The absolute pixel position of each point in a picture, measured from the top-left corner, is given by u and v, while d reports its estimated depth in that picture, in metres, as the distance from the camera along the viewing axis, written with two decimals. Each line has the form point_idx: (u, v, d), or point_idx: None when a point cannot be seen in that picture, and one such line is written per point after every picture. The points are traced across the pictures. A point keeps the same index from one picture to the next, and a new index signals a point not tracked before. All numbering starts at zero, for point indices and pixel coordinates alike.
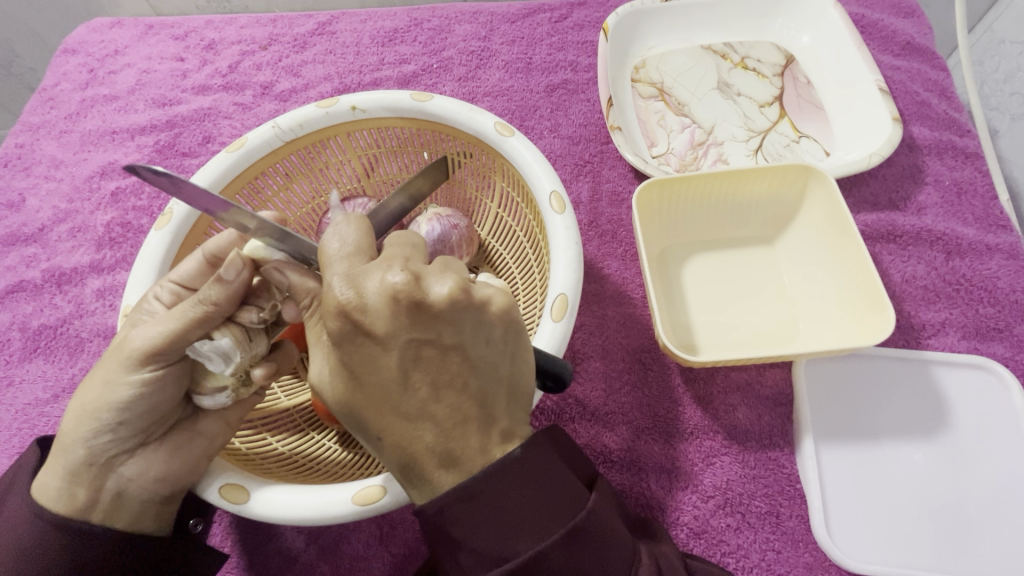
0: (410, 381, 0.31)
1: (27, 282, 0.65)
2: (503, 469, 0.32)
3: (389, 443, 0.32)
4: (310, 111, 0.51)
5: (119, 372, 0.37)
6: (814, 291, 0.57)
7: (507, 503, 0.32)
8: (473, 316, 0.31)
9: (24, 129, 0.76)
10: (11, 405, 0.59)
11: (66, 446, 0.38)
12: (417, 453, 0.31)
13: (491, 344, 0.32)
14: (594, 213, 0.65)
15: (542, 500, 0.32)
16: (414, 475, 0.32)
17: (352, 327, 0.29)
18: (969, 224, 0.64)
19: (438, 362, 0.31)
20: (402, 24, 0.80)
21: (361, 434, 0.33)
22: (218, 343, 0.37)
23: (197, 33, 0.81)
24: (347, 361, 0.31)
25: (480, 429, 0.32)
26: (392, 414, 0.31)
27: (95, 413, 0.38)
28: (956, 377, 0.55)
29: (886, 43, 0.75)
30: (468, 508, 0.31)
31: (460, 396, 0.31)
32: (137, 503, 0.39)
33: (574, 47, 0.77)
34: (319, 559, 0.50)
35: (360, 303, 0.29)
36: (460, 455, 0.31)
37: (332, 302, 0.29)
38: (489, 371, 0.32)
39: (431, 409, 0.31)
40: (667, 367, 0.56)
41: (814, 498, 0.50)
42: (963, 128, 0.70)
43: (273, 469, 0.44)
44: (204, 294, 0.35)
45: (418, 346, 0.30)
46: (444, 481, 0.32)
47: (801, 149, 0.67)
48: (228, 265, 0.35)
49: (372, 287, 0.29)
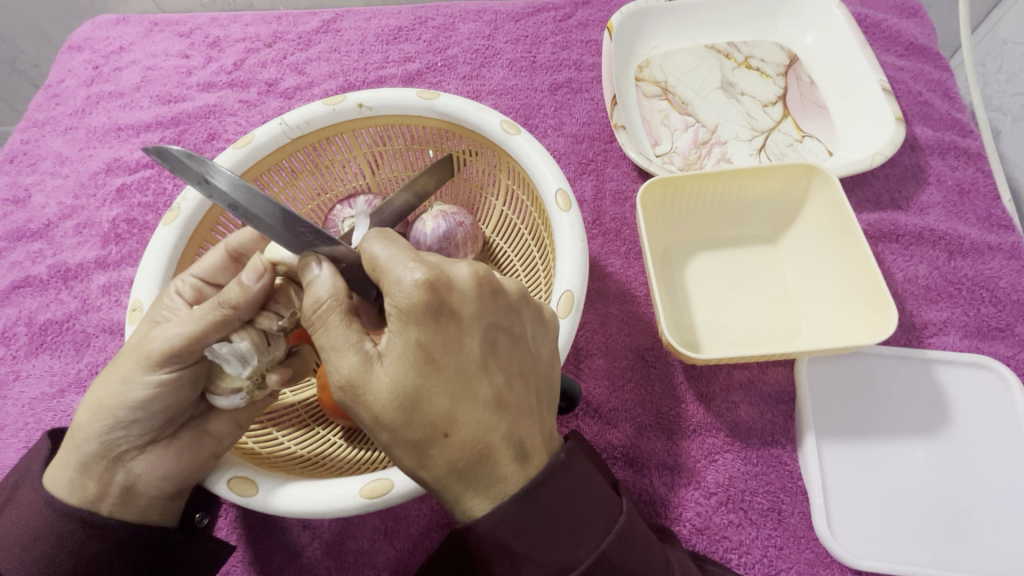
0: (486, 368, 0.31)
1: (32, 278, 0.65)
2: (560, 467, 0.32)
3: (460, 436, 0.30)
4: (317, 109, 0.52)
5: (136, 369, 0.37)
6: (816, 290, 0.58)
7: (562, 512, 0.32)
8: (530, 312, 0.35)
9: (30, 125, 0.77)
10: (18, 399, 0.59)
11: (79, 439, 0.38)
12: (492, 442, 0.30)
13: (540, 343, 0.36)
14: (597, 211, 0.66)
15: (588, 507, 0.33)
16: (486, 468, 0.30)
17: (442, 303, 0.31)
18: (971, 224, 0.64)
19: (507, 351, 0.33)
20: (407, 22, 0.80)
21: (422, 432, 0.30)
22: (236, 346, 0.37)
23: (202, 31, 0.81)
24: (427, 342, 0.30)
25: (540, 420, 0.33)
26: (467, 401, 0.31)
27: (111, 408, 0.37)
28: (955, 376, 0.56)
29: (889, 43, 0.75)
30: (526, 520, 0.31)
31: (525, 387, 0.33)
32: (146, 499, 0.39)
33: (578, 46, 0.77)
34: (325, 554, 0.50)
35: (448, 284, 0.31)
36: (529, 445, 0.31)
37: (421, 279, 0.30)
38: (542, 366, 0.35)
39: (504, 397, 0.31)
40: (671, 365, 0.57)
41: (815, 495, 0.50)
42: (965, 128, 0.70)
43: (281, 463, 0.44)
44: (224, 296, 0.35)
45: (495, 332, 0.32)
46: (515, 473, 0.31)
47: (804, 149, 0.67)
48: (249, 270, 0.36)
49: (459, 273, 0.32)
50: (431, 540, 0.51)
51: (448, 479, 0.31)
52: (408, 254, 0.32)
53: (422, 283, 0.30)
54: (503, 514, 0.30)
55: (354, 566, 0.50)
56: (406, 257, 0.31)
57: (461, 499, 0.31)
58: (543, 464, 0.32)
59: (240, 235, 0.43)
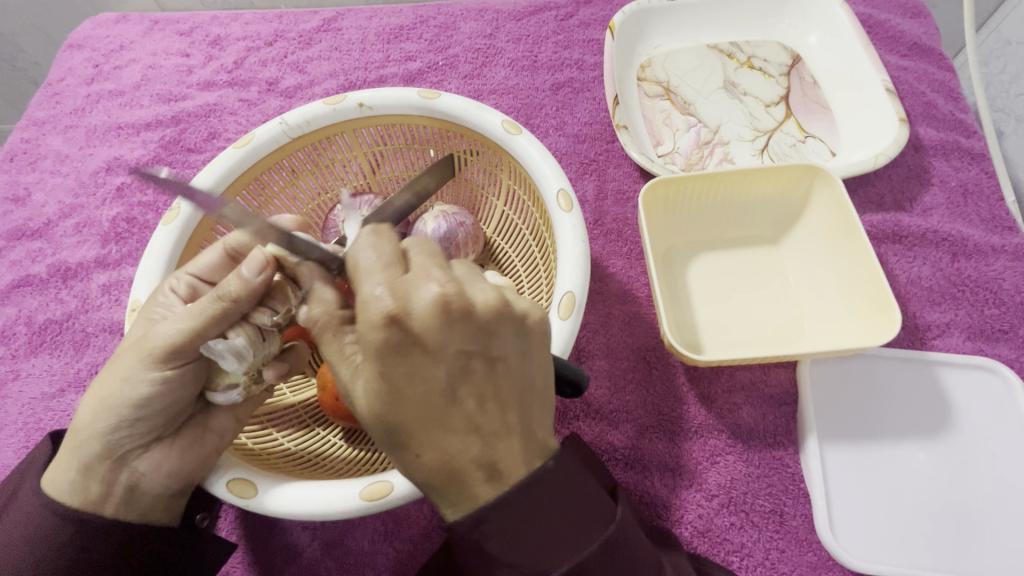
0: (456, 393, 0.31)
1: (32, 277, 0.65)
2: (538, 483, 0.31)
3: (430, 458, 0.31)
4: (317, 108, 0.51)
5: (138, 368, 0.37)
6: (819, 291, 0.57)
7: (542, 518, 0.31)
8: (515, 328, 0.32)
9: (30, 124, 0.76)
10: (17, 399, 0.59)
11: (81, 440, 0.38)
12: (462, 465, 0.31)
13: (530, 357, 0.33)
14: (599, 211, 0.65)
15: (573, 513, 0.32)
16: (455, 489, 0.31)
17: (401, 334, 0.30)
18: (974, 225, 0.64)
19: (483, 373, 0.31)
20: (408, 21, 0.80)
21: (397, 452, 0.32)
22: (232, 343, 0.37)
23: (203, 29, 0.81)
24: (391, 371, 0.31)
25: (522, 440, 0.32)
26: (435, 426, 0.31)
27: (114, 408, 0.37)
28: (959, 379, 0.56)
29: (893, 43, 0.75)
30: (502, 524, 0.31)
31: (503, 409, 0.32)
32: (150, 498, 0.39)
33: (579, 46, 0.77)
34: (324, 554, 0.50)
35: (408, 314, 0.30)
36: (504, 466, 0.31)
37: (382, 311, 0.30)
38: (528, 384, 0.33)
39: (477, 421, 0.31)
40: (672, 367, 0.56)
41: (817, 497, 0.50)
42: (968, 129, 0.70)
43: (280, 464, 0.44)
44: (222, 289, 0.36)
45: (466, 356, 0.31)
46: (485, 495, 0.31)
47: (806, 149, 0.67)
48: (251, 262, 0.36)
49: (421, 298, 0.30)
50: (431, 541, 0.51)
51: (427, 494, 0.32)
52: (381, 275, 0.31)
53: (381, 318, 0.30)
54: (472, 534, 0.31)
55: (354, 567, 0.50)
56: (377, 279, 0.31)
57: (439, 512, 0.33)
58: (519, 488, 0.31)
59: (237, 235, 0.42)
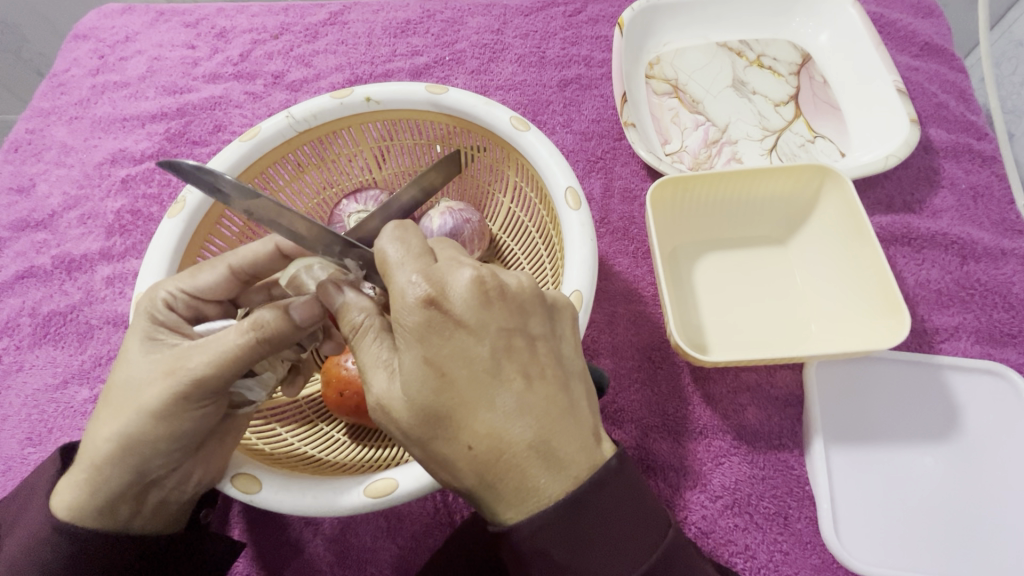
0: (504, 373, 0.31)
1: (37, 268, 0.65)
2: (605, 478, 0.31)
3: (484, 446, 0.30)
4: (324, 102, 0.51)
5: (179, 405, 0.35)
6: (827, 292, 0.57)
7: (605, 524, 0.31)
8: (546, 307, 0.34)
9: (35, 114, 0.76)
10: (21, 390, 0.59)
11: (105, 473, 0.36)
12: (519, 451, 0.30)
13: (562, 340, 0.35)
14: (605, 210, 0.65)
15: (634, 520, 0.32)
16: (515, 478, 0.31)
17: (441, 316, 0.30)
18: (984, 228, 0.63)
19: (526, 353, 0.32)
20: (415, 16, 0.79)
21: (446, 444, 0.31)
22: (262, 378, 0.39)
23: (209, 21, 0.81)
24: (434, 357, 0.30)
25: (574, 421, 0.32)
26: (487, 411, 0.30)
27: (145, 443, 0.36)
28: (967, 382, 0.55)
29: (904, 44, 0.74)
30: (567, 530, 0.31)
31: (550, 387, 0.32)
32: (177, 505, 0.41)
33: (587, 42, 0.76)
34: (325, 550, 0.50)
35: (447, 294, 0.31)
36: (560, 451, 0.31)
37: (420, 295, 0.30)
38: (564, 363, 0.34)
39: (527, 403, 0.31)
40: (677, 366, 0.56)
41: (823, 500, 0.50)
42: (979, 131, 0.69)
43: (286, 459, 0.44)
44: (263, 325, 0.34)
45: (507, 336, 0.31)
46: (547, 481, 0.31)
47: (815, 149, 0.66)
48: (302, 307, 0.35)
49: (459, 280, 0.31)
50: (433, 538, 0.51)
51: (481, 489, 0.32)
52: (413, 263, 0.31)
53: (423, 299, 0.30)
54: (538, 523, 0.30)
55: (356, 564, 0.50)
56: (410, 266, 0.31)
57: (497, 508, 0.32)
58: (583, 481, 0.31)
59: (242, 254, 0.40)
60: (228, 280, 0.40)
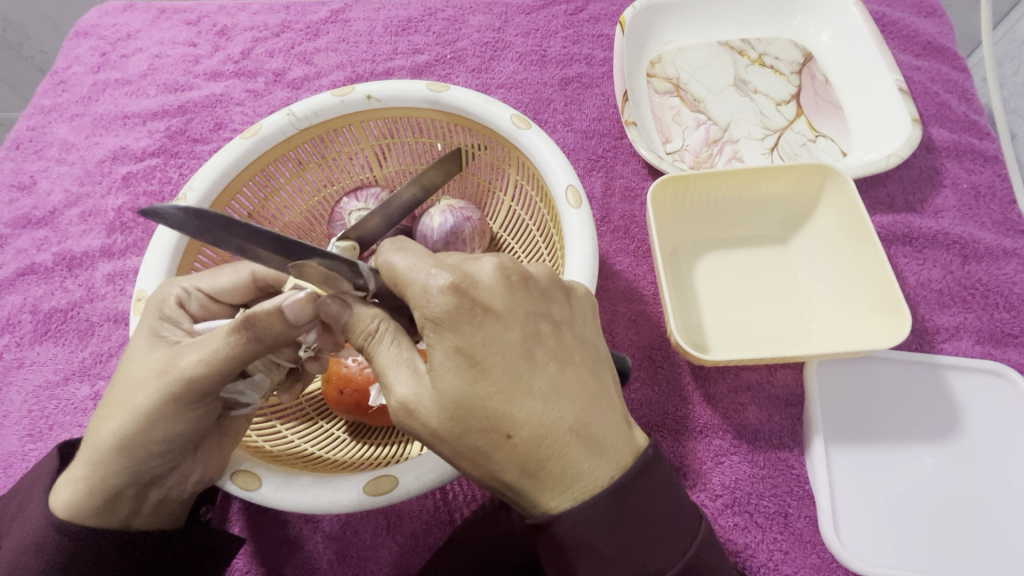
0: (535, 358, 0.31)
1: (37, 266, 0.65)
2: (644, 466, 0.32)
3: (524, 435, 0.30)
4: (325, 100, 0.51)
5: (173, 407, 0.35)
6: (828, 292, 0.57)
7: (650, 515, 0.32)
8: (563, 295, 0.35)
9: (35, 112, 0.76)
10: (22, 387, 0.59)
11: (102, 474, 0.37)
12: (559, 435, 0.30)
13: (583, 325, 0.35)
14: (606, 208, 0.65)
15: (671, 514, 0.33)
16: (558, 464, 0.30)
17: (470, 302, 0.31)
18: (986, 228, 0.63)
19: (552, 337, 0.32)
20: (416, 14, 0.79)
21: (483, 437, 0.31)
22: (253, 380, 0.38)
23: (210, 19, 0.81)
24: (468, 345, 0.30)
25: (607, 403, 0.32)
26: (523, 397, 0.30)
27: (141, 446, 0.36)
28: (967, 382, 0.55)
29: (907, 43, 0.74)
30: (614, 519, 0.31)
31: (580, 370, 0.32)
32: (175, 505, 0.41)
33: (589, 40, 0.76)
34: (325, 547, 0.50)
35: (473, 282, 0.31)
36: (599, 434, 0.31)
37: (446, 285, 0.30)
38: (589, 349, 0.34)
39: (561, 386, 0.31)
40: (677, 365, 0.56)
41: (822, 499, 0.50)
42: (982, 130, 0.69)
43: (283, 456, 0.44)
44: (251, 325, 0.33)
45: (535, 320, 0.32)
46: (589, 465, 0.31)
47: (817, 148, 0.66)
48: (296, 304, 0.34)
49: (481, 270, 0.32)
50: (434, 537, 0.51)
51: (522, 480, 0.31)
52: (430, 261, 0.32)
53: (449, 288, 0.30)
54: (584, 508, 0.30)
55: (357, 562, 0.50)
56: (427, 264, 0.31)
57: (539, 498, 0.31)
58: (623, 461, 0.31)
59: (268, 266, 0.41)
60: (248, 284, 0.41)
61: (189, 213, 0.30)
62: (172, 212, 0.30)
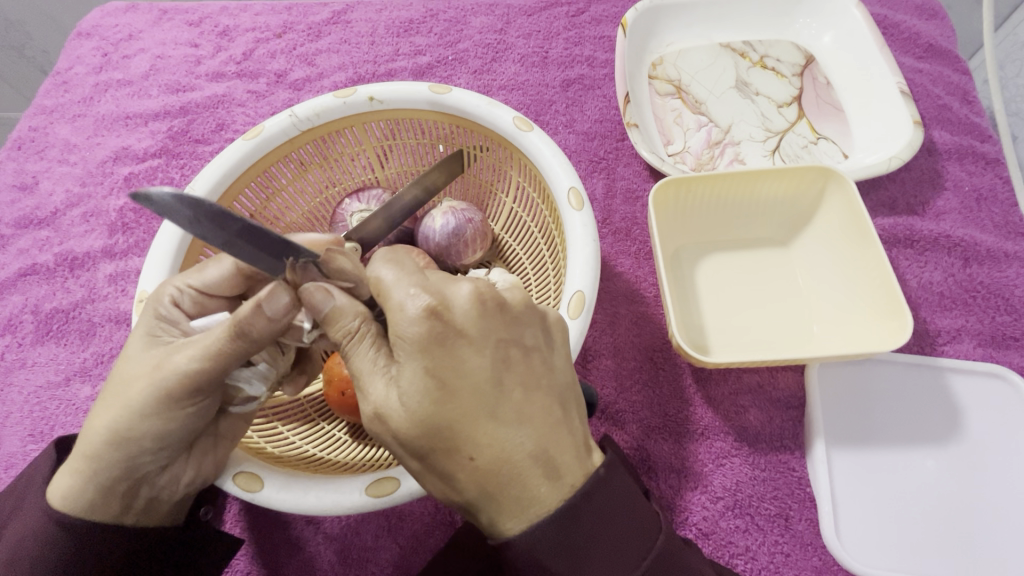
0: (504, 384, 0.31)
1: (39, 266, 0.65)
2: (595, 486, 0.32)
3: (484, 459, 0.31)
4: (327, 101, 0.51)
5: (159, 399, 0.35)
6: (828, 293, 0.57)
7: (601, 533, 0.32)
8: (539, 318, 0.34)
9: (38, 112, 0.76)
10: (23, 387, 0.59)
11: (95, 465, 0.37)
12: (520, 462, 0.31)
13: (555, 350, 0.35)
14: (607, 211, 0.65)
15: (626, 527, 0.33)
16: (515, 488, 0.31)
17: (442, 326, 0.30)
18: (987, 230, 0.63)
19: (523, 364, 0.32)
20: (418, 15, 0.79)
21: (445, 457, 0.31)
22: (257, 368, 0.39)
23: (212, 19, 0.81)
24: (437, 369, 0.30)
25: (569, 430, 0.33)
26: (488, 421, 0.31)
27: (130, 438, 0.36)
28: (967, 383, 0.55)
29: (909, 45, 0.74)
30: (563, 542, 0.31)
31: (546, 397, 0.32)
32: (168, 505, 0.40)
33: (590, 42, 0.76)
34: (327, 549, 0.50)
35: (447, 307, 0.31)
36: (558, 460, 0.31)
37: (421, 307, 0.30)
38: (558, 374, 0.34)
39: (526, 413, 0.31)
40: (679, 367, 0.56)
41: (824, 503, 0.50)
42: (983, 133, 0.69)
43: (287, 457, 0.44)
44: (238, 320, 0.33)
45: (506, 347, 0.32)
46: (547, 491, 0.31)
47: (819, 151, 0.66)
48: (271, 298, 0.33)
49: (458, 294, 0.32)
50: (435, 539, 0.51)
51: (481, 502, 0.32)
52: (410, 279, 0.32)
53: (424, 310, 0.30)
54: (536, 533, 0.31)
55: (357, 562, 0.50)
56: (408, 282, 0.31)
57: (496, 521, 0.32)
58: (580, 489, 0.32)
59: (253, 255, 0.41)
60: (235, 277, 0.41)
61: (181, 200, 0.29)
62: (164, 195, 0.28)
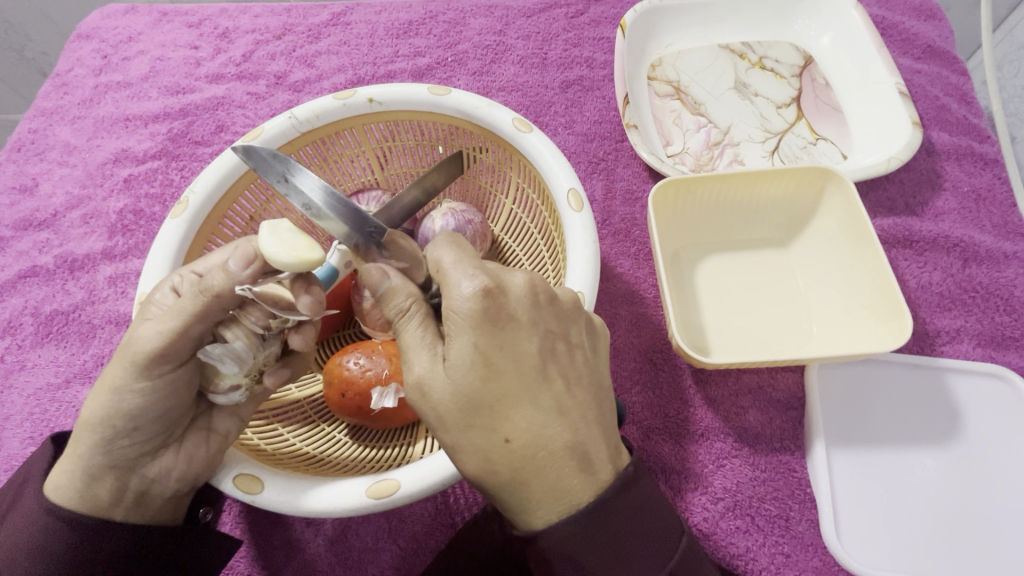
0: (547, 372, 0.32)
1: (39, 268, 0.65)
2: (627, 483, 0.33)
3: (521, 442, 0.31)
4: (327, 103, 0.51)
5: (130, 376, 0.36)
6: (827, 294, 0.57)
7: (629, 531, 0.33)
8: (584, 321, 0.36)
9: (38, 114, 0.76)
10: (23, 389, 0.59)
11: (80, 451, 0.38)
12: (555, 451, 0.31)
13: (597, 356, 0.37)
14: (606, 211, 0.65)
15: (655, 526, 0.34)
16: (549, 475, 0.31)
17: (495, 307, 0.31)
18: (986, 231, 0.63)
19: (567, 357, 0.34)
20: (417, 16, 0.79)
21: (482, 434, 0.31)
22: (229, 345, 0.38)
23: (211, 21, 0.81)
24: (485, 346, 0.31)
25: (605, 430, 0.34)
26: (528, 405, 0.32)
27: (107, 421, 0.37)
28: (967, 384, 0.55)
29: (907, 46, 0.74)
30: (594, 537, 0.32)
31: (587, 393, 0.34)
32: (160, 501, 0.40)
33: (590, 43, 0.76)
34: (327, 551, 0.50)
35: (503, 291, 0.32)
36: (592, 455, 0.32)
37: (478, 286, 0.31)
38: (599, 376, 0.36)
39: (566, 405, 0.32)
40: (679, 368, 0.56)
41: (824, 503, 0.50)
42: (981, 134, 0.69)
43: (286, 460, 0.44)
44: (208, 285, 0.35)
45: (554, 339, 0.33)
46: (580, 482, 0.32)
47: (818, 151, 0.66)
48: (237, 255, 0.35)
49: (514, 281, 0.33)
50: (436, 540, 0.51)
51: (510, 487, 0.32)
52: (469, 261, 0.32)
53: (480, 290, 0.31)
54: (567, 524, 0.31)
55: (357, 564, 0.50)
56: (467, 264, 0.32)
57: (524, 510, 0.32)
58: (611, 486, 0.32)
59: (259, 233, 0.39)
60: None
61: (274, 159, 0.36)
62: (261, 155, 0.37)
